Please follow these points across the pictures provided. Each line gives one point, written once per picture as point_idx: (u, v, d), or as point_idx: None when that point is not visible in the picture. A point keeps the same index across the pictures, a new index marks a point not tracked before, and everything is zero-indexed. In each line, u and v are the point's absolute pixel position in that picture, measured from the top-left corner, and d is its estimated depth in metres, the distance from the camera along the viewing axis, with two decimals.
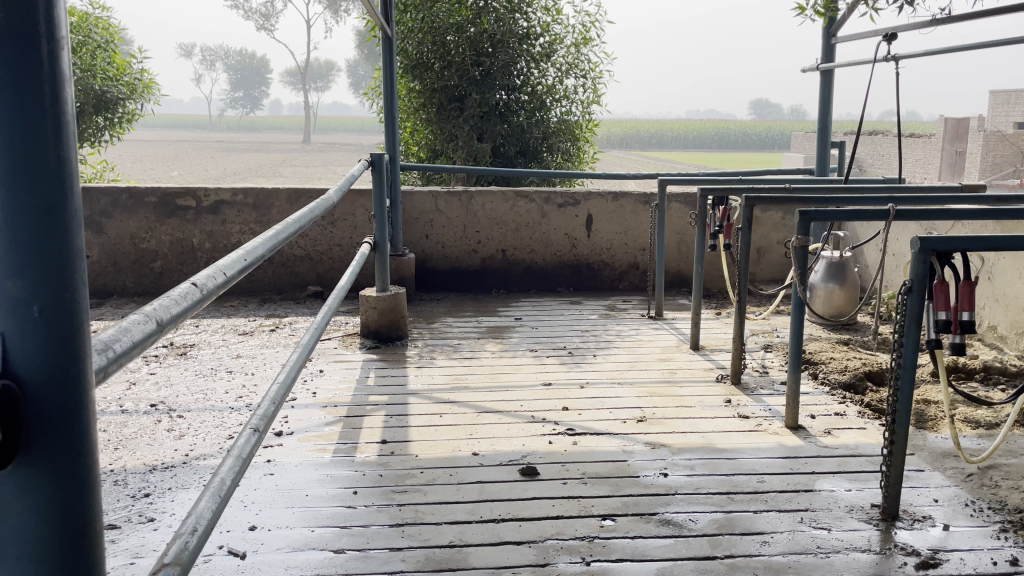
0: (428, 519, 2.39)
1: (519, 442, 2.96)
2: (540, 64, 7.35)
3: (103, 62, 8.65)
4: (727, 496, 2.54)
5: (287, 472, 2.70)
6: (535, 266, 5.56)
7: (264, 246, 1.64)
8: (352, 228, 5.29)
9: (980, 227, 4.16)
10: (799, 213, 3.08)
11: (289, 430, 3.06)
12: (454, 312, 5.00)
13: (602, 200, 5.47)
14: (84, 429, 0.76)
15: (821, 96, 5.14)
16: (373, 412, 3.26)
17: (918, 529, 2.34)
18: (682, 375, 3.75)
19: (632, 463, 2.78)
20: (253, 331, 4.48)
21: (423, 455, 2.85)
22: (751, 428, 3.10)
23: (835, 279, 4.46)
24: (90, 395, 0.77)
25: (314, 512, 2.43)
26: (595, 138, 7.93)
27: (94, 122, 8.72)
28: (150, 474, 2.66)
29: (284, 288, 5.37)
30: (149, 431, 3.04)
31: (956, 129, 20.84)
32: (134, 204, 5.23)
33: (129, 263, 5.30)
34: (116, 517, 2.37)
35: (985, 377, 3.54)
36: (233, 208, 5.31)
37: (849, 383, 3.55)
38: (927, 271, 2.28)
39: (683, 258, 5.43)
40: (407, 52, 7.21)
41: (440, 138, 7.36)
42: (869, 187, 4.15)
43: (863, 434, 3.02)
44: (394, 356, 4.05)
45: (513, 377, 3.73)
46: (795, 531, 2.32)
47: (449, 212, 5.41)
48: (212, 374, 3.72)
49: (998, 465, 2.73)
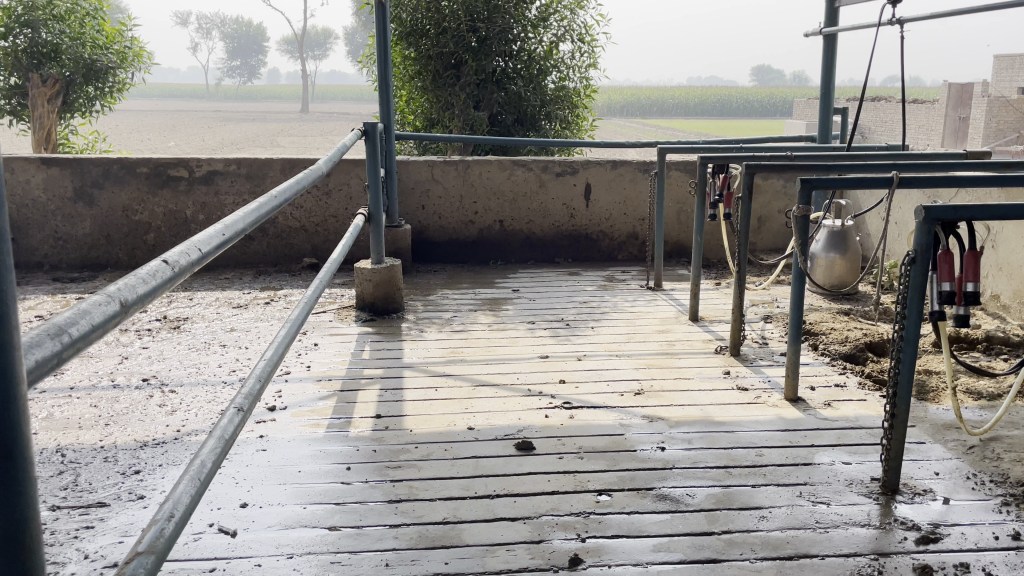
0: (422, 495, 2.36)
1: (515, 416, 2.92)
2: (537, 30, 7.23)
3: (92, 30, 8.49)
4: (724, 470, 2.50)
5: (280, 448, 2.66)
6: (533, 236, 5.50)
7: (245, 220, 1.58)
8: (348, 198, 5.22)
9: (984, 195, 4.09)
10: (800, 181, 2.99)
11: (283, 404, 3.03)
12: (451, 284, 4.95)
13: (601, 168, 5.38)
14: (17, 430, 0.76)
15: (823, 61, 5.03)
16: (368, 386, 3.22)
17: (918, 503, 2.31)
18: (681, 346, 3.71)
19: (629, 437, 2.75)
20: (247, 304, 4.43)
21: (417, 430, 2.81)
22: (750, 400, 3.07)
23: (836, 248, 4.40)
24: (22, 398, 0.75)
25: (306, 489, 2.39)
26: (594, 105, 7.84)
27: (85, 92, 8.57)
28: (141, 451, 2.63)
29: (279, 259, 5.31)
30: (141, 406, 3.00)
31: (959, 94, 20.63)
32: (126, 174, 5.15)
33: (122, 235, 5.24)
34: (105, 495, 2.35)
35: (987, 347, 3.49)
36: (227, 178, 5.23)
37: (850, 354, 3.50)
38: (932, 241, 2.22)
39: (683, 227, 5.36)
40: (402, 19, 7.09)
41: (437, 107, 7.25)
42: (872, 155, 4.08)
43: (863, 406, 2.98)
44: (389, 329, 4.01)
45: (509, 350, 3.69)
46: (794, 506, 2.29)
47: (446, 182, 5.33)
48: (205, 348, 3.68)
49: (1000, 437, 2.69)
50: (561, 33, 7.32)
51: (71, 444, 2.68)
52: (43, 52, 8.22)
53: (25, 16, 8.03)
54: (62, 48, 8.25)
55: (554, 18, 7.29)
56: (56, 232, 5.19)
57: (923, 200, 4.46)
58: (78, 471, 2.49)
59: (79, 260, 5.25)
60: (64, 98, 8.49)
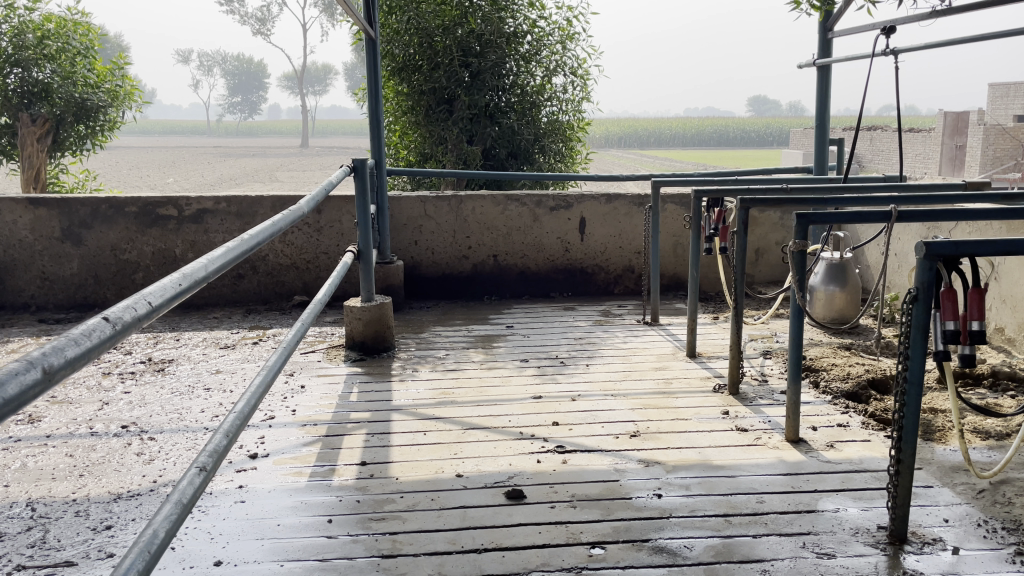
0: (406, 550, 2.24)
1: (506, 461, 2.81)
2: (530, 64, 7.22)
3: (83, 69, 8.49)
4: (724, 519, 2.39)
5: (259, 499, 2.55)
6: (527, 271, 5.41)
7: (205, 267, 1.51)
8: (338, 235, 5.15)
9: (984, 227, 4.02)
10: (796, 216, 2.89)
11: (265, 451, 2.92)
12: (444, 320, 4.86)
13: (596, 202, 5.32)
14: None
15: (818, 92, 4.99)
16: (354, 431, 3.12)
17: (927, 553, 2.19)
18: (678, 384, 3.60)
19: (624, 483, 2.63)
20: (235, 344, 4.34)
21: (404, 478, 2.70)
22: (750, 442, 2.96)
23: (835, 281, 4.33)
24: None
25: (284, 545, 2.28)
26: (588, 138, 7.82)
27: (75, 131, 8.55)
28: (114, 504, 2.52)
29: (269, 297, 5.22)
30: (118, 455, 2.90)
31: (955, 122, 20.79)
32: (114, 214, 5.08)
33: (110, 275, 5.15)
34: (74, 553, 2.23)
35: (993, 383, 3.40)
36: (216, 216, 5.17)
37: (852, 391, 3.39)
38: (934, 280, 2.13)
39: (679, 260, 5.28)
40: (394, 55, 7.07)
41: (430, 142, 7.24)
42: (870, 187, 4.01)
43: (868, 448, 2.87)
44: (379, 369, 3.90)
45: (502, 391, 3.58)
46: (798, 558, 2.17)
47: (439, 217, 5.26)
48: (188, 392, 3.57)
49: (1011, 481, 2.58)
50: (552, 67, 7.31)
51: (43, 498, 2.56)
52: (34, 91, 8.22)
53: (15, 56, 8.08)
54: (53, 88, 8.25)
55: (546, 52, 7.29)
56: (43, 272, 5.11)
57: (923, 233, 4.39)
58: (47, 526, 2.38)
59: (66, 301, 5.15)
60: (54, 137, 8.46)
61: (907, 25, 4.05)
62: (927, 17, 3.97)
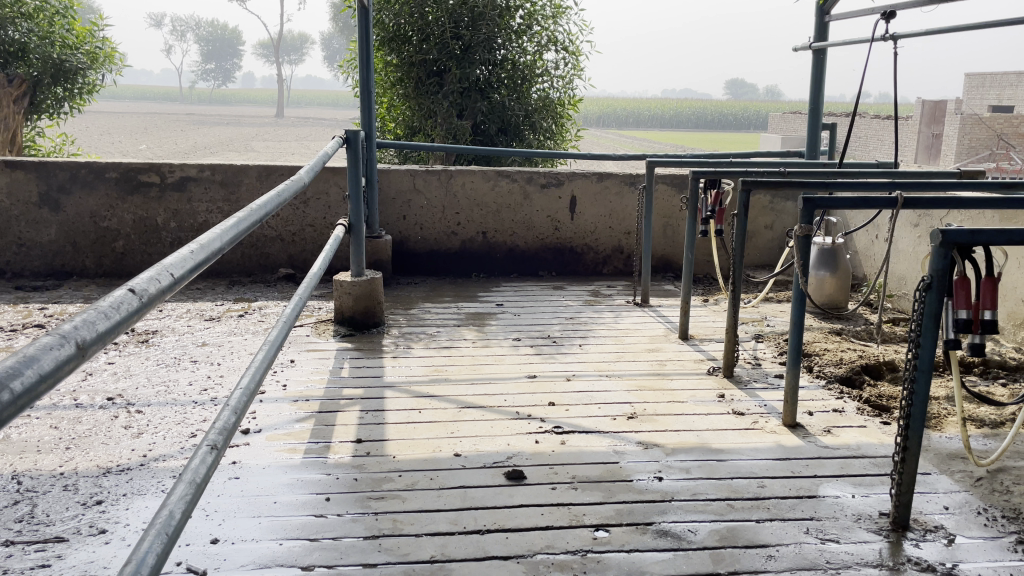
0: (407, 530, 2.20)
1: (504, 441, 2.78)
2: (521, 38, 7.14)
3: (61, 29, 8.26)
4: (727, 504, 2.38)
5: (254, 476, 2.49)
6: (516, 249, 5.36)
7: (220, 238, 1.45)
8: (326, 207, 5.06)
9: (977, 216, 4.04)
10: (803, 200, 2.86)
11: (257, 427, 2.86)
12: (433, 297, 4.80)
13: (588, 180, 5.28)
14: None
15: (813, 76, 4.96)
16: (348, 407, 3.07)
17: (930, 540, 2.20)
18: (672, 366, 3.59)
19: (624, 465, 2.61)
20: (220, 316, 4.25)
21: (401, 456, 2.66)
22: (747, 426, 2.95)
23: (827, 266, 4.34)
24: None
25: (281, 523, 2.23)
26: (577, 116, 7.76)
27: (53, 93, 8.35)
28: (103, 478, 2.45)
29: (253, 270, 5.13)
30: (105, 428, 2.82)
31: (933, 111, 21.06)
32: (94, 179, 4.94)
33: (89, 242, 5.03)
34: (64, 529, 2.16)
35: (985, 371, 3.42)
36: (200, 184, 5.04)
37: (846, 377, 3.40)
38: (948, 268, 2.11)
39: (670, 242, 5.27)
40: (384, 24, 6.96)
41: (418, 115, 7.15)
42: (866, 173, 4.00)
43: (865, 433, 2.88)
44: (369, 345, 3.84)
45: (496, 369, 3.54)
46: (802, 544, 2.17)
47: (428, 191, 5.18)
48: (174, 364, 3.49)
49: (1008, 469, 2.60)
50: (544, 42, 7.23)
51: (29, 470, 2.49)
52: (10, 51, 7.96)
53: None
54: (30, 47, 7.99)
55: (537, 27, 7.21)
56: (20, 238, 4.97)
57: (913, 220, 4.40)
58: (34, 500, 2.31)
59: (43, 268, 5.02)
60: (30, 99, 8.25)
61: (908, 10, 4.02)
62: (928, 3, 3.95)
